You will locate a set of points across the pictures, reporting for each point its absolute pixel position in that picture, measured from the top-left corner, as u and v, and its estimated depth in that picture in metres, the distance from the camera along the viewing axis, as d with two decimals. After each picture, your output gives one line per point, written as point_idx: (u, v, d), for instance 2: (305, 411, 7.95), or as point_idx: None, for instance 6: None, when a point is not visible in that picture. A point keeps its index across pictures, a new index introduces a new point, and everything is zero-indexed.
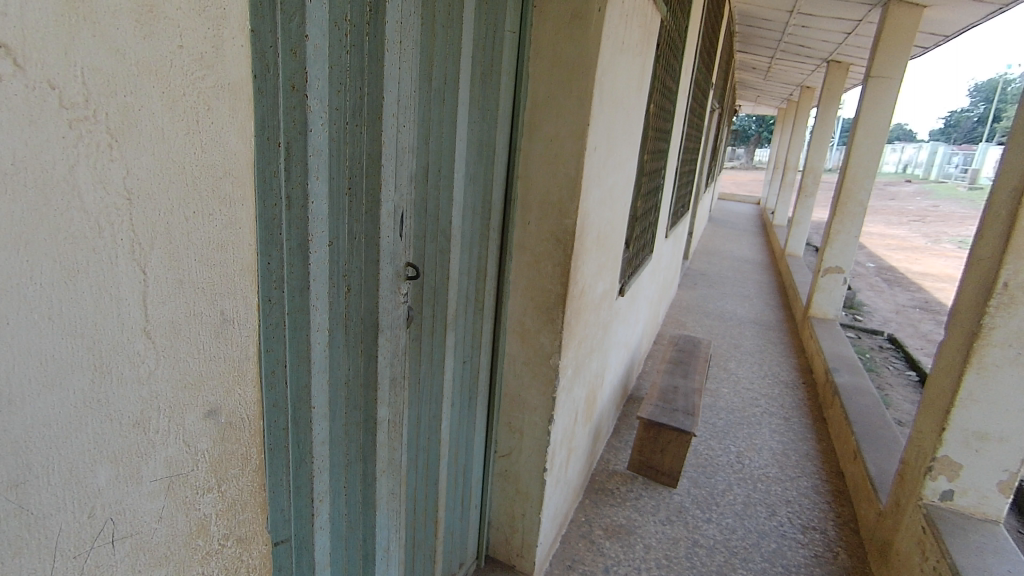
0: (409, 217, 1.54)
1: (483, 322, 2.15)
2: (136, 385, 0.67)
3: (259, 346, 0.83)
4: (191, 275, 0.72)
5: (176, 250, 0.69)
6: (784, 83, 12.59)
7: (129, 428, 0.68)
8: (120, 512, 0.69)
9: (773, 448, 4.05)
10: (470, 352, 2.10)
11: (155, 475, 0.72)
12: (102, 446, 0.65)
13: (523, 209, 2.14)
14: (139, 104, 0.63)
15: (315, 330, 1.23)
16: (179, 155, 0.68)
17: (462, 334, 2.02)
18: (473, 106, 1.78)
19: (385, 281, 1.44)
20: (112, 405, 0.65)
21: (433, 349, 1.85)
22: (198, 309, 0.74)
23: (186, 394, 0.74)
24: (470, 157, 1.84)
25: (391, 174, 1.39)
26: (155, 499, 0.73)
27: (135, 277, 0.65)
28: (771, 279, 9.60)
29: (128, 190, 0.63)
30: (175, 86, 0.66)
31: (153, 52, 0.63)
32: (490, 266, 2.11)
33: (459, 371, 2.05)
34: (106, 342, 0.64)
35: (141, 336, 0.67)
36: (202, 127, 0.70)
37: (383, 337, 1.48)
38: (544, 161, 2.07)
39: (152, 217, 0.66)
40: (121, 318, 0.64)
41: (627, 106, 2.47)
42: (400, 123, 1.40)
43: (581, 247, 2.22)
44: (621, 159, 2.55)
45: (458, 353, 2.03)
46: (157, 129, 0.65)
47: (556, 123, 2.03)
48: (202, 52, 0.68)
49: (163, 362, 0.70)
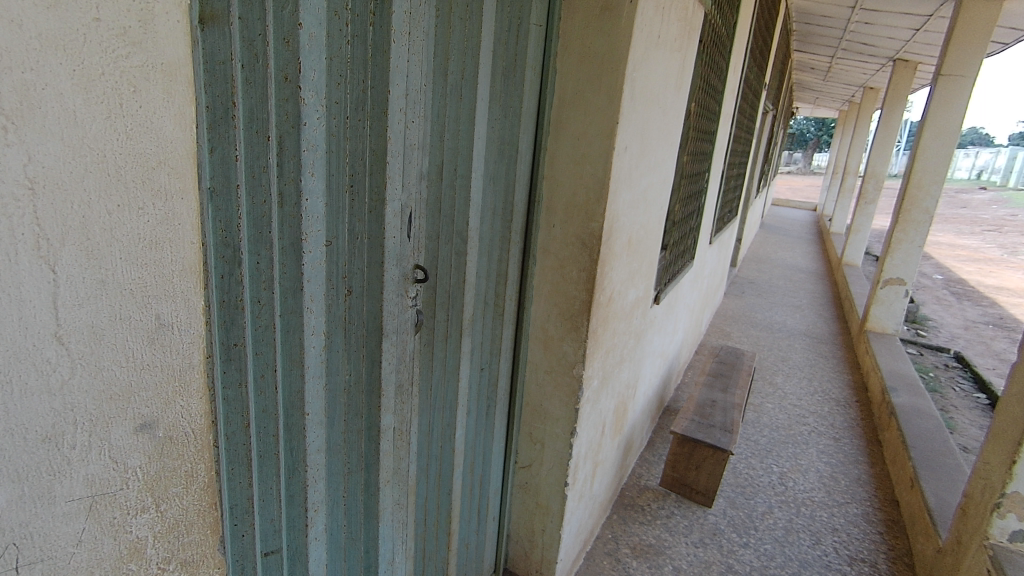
0: (419, 217, 1.48)
1: (504, 328, 2.07)
2: (46, 396, 0.65)
3: (204, 355, 0.82)
4: (116, 274, 0.69)
5: (96, 247, 0.67)
6: (846, 83, 11.98)
7: (38, 443, 0.65)
8: (27, 535, 0.66)
9: (820, 471, 3.79)
10: (489, 358, 2.03)
11: (73, 494, 0.69)
12: (4, 465, 0.62)
13: (548, 211, 2.05)
14: (42, 82, 0.60)
15: (310, 334, 1.18)
16: (99, 142, 0.65)
17: (481, 339, 1.95)
18: (493, 103, 1.71)
19: (391, 284, 1.38)
20: (15, 418, 0.62)
21: (448, 355, 1.79)
22: (127, 313, 0.71)
23: (112, 405, 0.72)
24: (491, 155, 1.76)
25: (399, 171, 1.33)
26: (73, 521, 0.70)
27: (42, 276, 0.63)
28: (827, 289, 9.11)
29: (30, 178, 0.60)
30: (90, 64, 0.63)
31: (60, 26, 0.60)
32: (513, 270, 2.02)
33: (476, 377, 1.98)
34: (4, 346, 0.61)
35: (51, 342, 0.64)
36: (128, 111, 0.67)
37: (389, 342, 1.42)
38: (572, 160, 1.97)
39: (63, 211, 0.63)
40: (27, 323, 0.62)
41: (663, 105, 2.34)
42: (411, 119, 1.34)
43: (610, 252, 2.11)
44: (656, 160, 2.42)
45: (476, 359, 1.95)
46: (68, 112, 0.62)
47: (584, 121, 1.92)
48: (127, 26, 0.66)
49: (81, 369, 0.67)
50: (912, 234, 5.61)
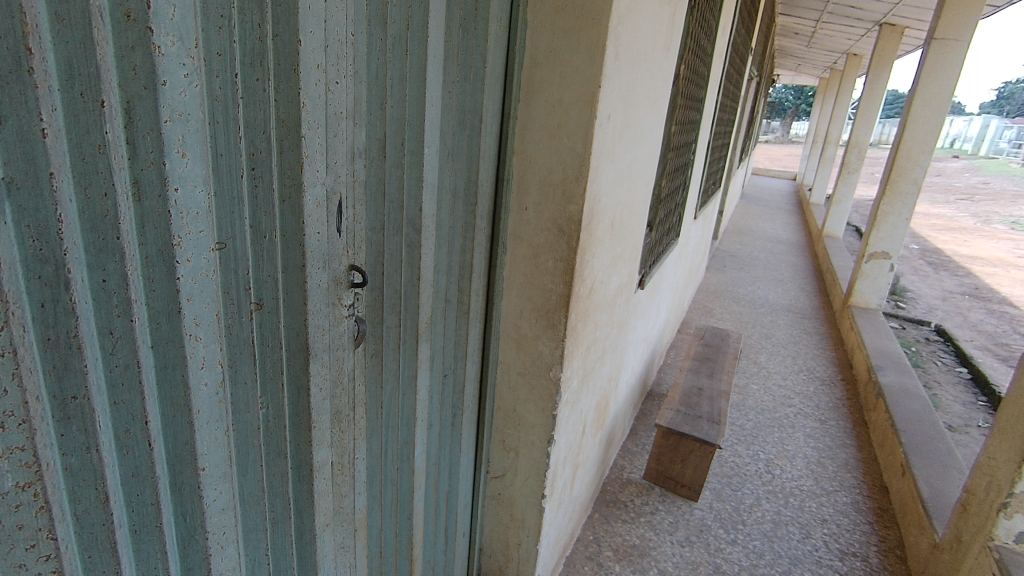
0: (354, 205, 1.18)
1: (470, 327, 1.80)
2: None
3: None
4: None
5: None
6: (829, 50, 11.69)
7: None
8: None
9: (808, 456, 3.65)
10: (453, 363, 1.77)
11: None
12: None
13: (519, 191, 1.76)
14: None
15: (200, 368, 0.89)
16: None
17: (442, 342, 1.68)
18: (448, 63, 1.40)
19: (317, 292, 1.09)
20: None
21: (400, 364, 1.52)
22: None
23: None
24: (447, 125, 1.46)
25: (323, 147, 1.03)
26: None
27: None
28: (808, 262, 9.01)
29: None
30: None
31: None
32: (478, 261, 1.75)
33: (437, 386, 1.72)
34: None
35: None
36: None
37: (318, 363, 1.14)
38: (546, 131, 1.68)
39: None
40: None
41: (650, 66, 2.04)
42: (338, 79, 1.04)
43: (591, 238, 1.84)
44: (642, 130, 2.13)
45: (437, 366, 1.69)
46: None
47: (560, 84, 1.62)
48: None
49: None
50: (899, 206, 5.45)
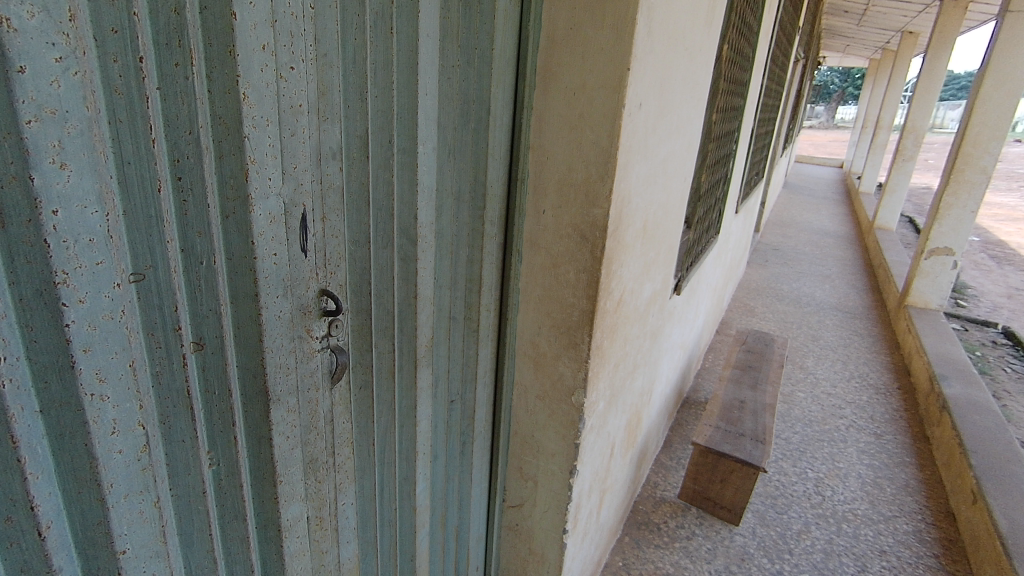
0: (328, 217, 0.98)
1: (480, 347, 1.59)
2: None
3: None
4: None
5: None
6: (882, 29, 10.94)
7: None
8: None
9: (862, 476, 3.32)
10: (460, 388, 1.56)
11: None
12: None
13: (536, 193, 1.54)
14: None
15: (111, 431, 0.70)
16: None
17: (446, 366, 1.48)
18: (445, 45, 1.19)
19: (277, 326, 0.90)
20: None
21: (396, 394, 1.32)
22: None
23: None
24: (447, 118, 1.24)
25: (279, 149, 0.83)
26: None
27: None
28: (858, 256, 8.47)
29: None
30: None
31: None
32: (488, 273, 1.53)
33: (443, 413, 1.52)
34: None
35: None
36: None
37: (282, 408, 0.95)
38: (566, 122, 1.44)
39: None
40: None
41: (689, 46, 1.78)
42: (297, 64, 0.83)
43: (618, 244, 1.60)
44: (679, 120, 1.88)
45: (440, 392, 1.49)
46: None
47: (582, 68, 1.39)
48: None
49: None
50: (965, 197, 4.99)
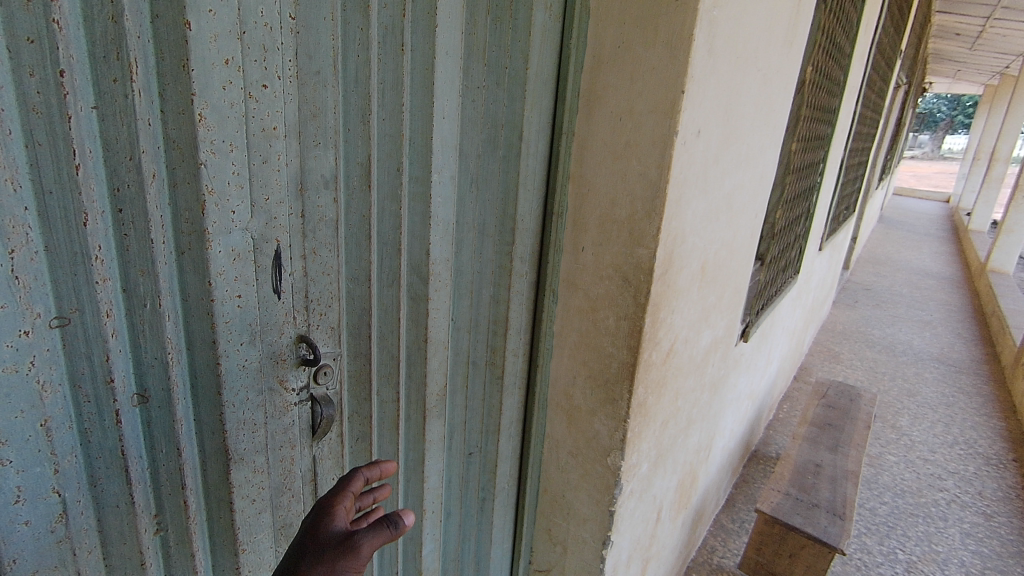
0: (315, 253, 0.87)
1: (504, 396, 1.43)
2: None
3: None
4: None
5: None
6: (1001, 52, 9.92)
7: None
8: None
9: (967, 565, 2.82)
10: (479, 440, 1.41)
11: None
12: None
13: (574, 228, 1.37)
14: None
15: (15, 499, 0.60)
16: None
17: (463, 417, 1.33)
18: (469, 64, 1.06)
19: (240, 376, 0.79)
20: None
21: (400, 447, 1.19)
22: None
23: None
24: (469, 144, 1.12)
25: (246, 178, 0.72)
26: None
27: None
28: (966, 301, 7.57)
29: None
30: None
31: None
32: (516, 315, 1.38)
33: (458, 467, 1.37)
34: None
35: None
36: None
37: (246, 467, 0.84)
38: (610, 151, 1.27)
39: None
40: None
41: (762, 65, 1.57)
42: (272, 82, 0.73)
43: (668, 289, 1.40)
44: (747, 150, 1.66)
45: (455, 444, 1.34)
46: None
47: (630, 91, 1.22)
48: None
49: None
50: None
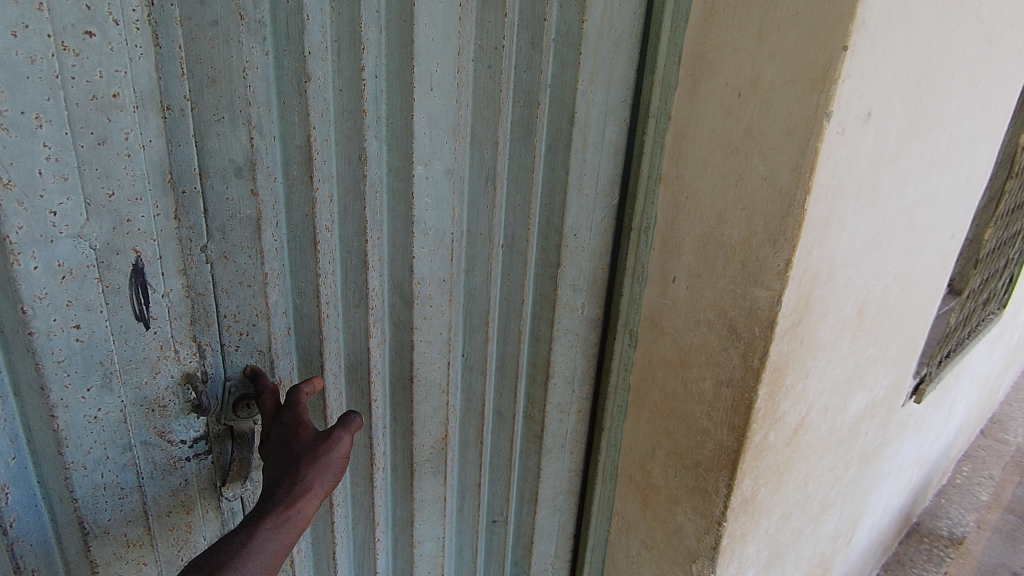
0: (222, 261, 0.69)
1: (545, 460, 1.15)
2: None
3: None
4: None
5: None
6: None
7: None
8: None
9: None
10: (505, 508, 1.17)
11: None
12: None
13: (663, 250, 0.99)
14: None
15: None
16: None
17: (479, 477, 1.10)
18: (482, 15, 0.80)
19: (89, 422, 0.63)
20: None
21: (381, 506, 1.00)
22: None
23: None
24: (482, 128, 0.86)
25: (71, 163, 0.55)
26: None
27: None
28: None
29: None
30: None
31: None
32: (563, 361, 1.07)
33: (465, 523, 1.14)
34: None
35: None
36: None
37: (114, 532, 0.69)
38: (720, 141, 0.87)
39: None
40: None
41: (988, 15, 1.03)
42: (105, 29, 0.54)
43: (800, 346, 0.95)
44: (948, 143, 1.13)
45: (466, 506, 1.12)
46: None
47: (753, 54, 0.81)
48: None
49: None
50: None
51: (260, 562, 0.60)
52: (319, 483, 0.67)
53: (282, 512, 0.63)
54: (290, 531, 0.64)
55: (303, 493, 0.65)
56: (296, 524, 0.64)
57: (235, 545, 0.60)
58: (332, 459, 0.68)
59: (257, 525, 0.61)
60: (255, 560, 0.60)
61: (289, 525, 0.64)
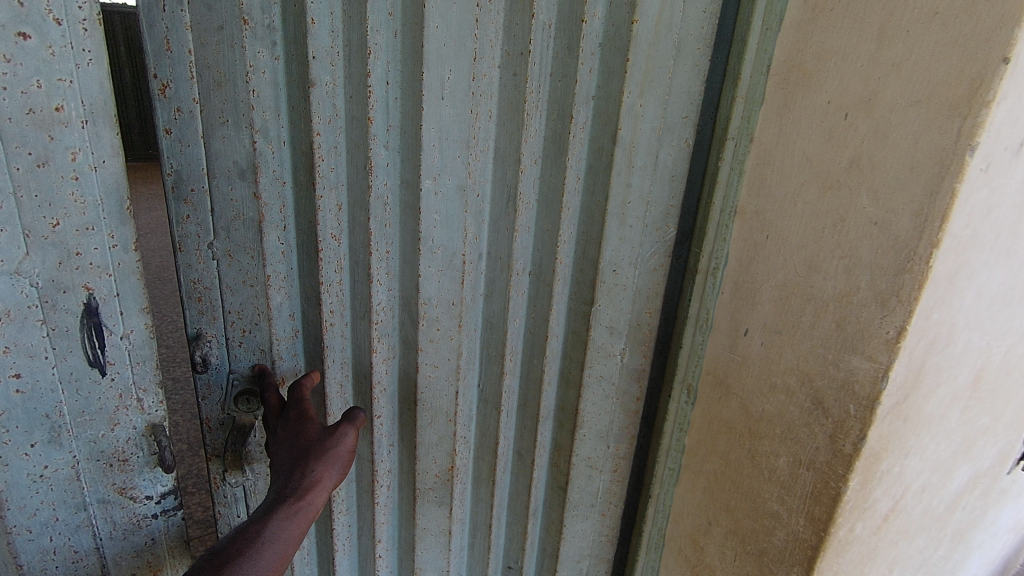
0: (227, 258, 0.71)
1: (569, 515, 1.04)
2: None
3: None
4: None
5: None
6: None
7: None
8: None
9: None
10: (521, 558, 1.07)
11: None
12: None
13: (735, 296, 0.84)
14: None
15: None
16: None
17: (491, 517, 1.02)
18: (510, 17, 0.74)
19: (30, 476, 0.57)
20: None
21: (383, 532, 0.96)
22: None
23: None
24: (506, 142, 0.81)
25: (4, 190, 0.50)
26: None
27: None
28: None
29: None
30: None
31: None
32: (594, 413, 0.97)
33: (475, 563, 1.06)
34: None
35: None
36: None
37: None
38: (817, 172, 0.71)
39: None
40: None
41: None
42: (44, 31, 0.49)
43: (901, 428, 0.77)
44: None
45: (476, 545, 1.05)
46: None
47: (860, 64, 0.65)
48: None
49: None
50: None
51: (274, 551, 0.61)
52: (328, 475, 0.68)
53: (293, 504, 0.65)
54: (300, 522, 0.65)
55: (313, 485, 0.66)
56: (306, 515, 0.65)
57: (248, 536, 0.60)
58: (340, 453, 0.70)
59: (269, 516, 0.63)
60: (269, 549, 0.61)
61: (300, 516, 0.65)
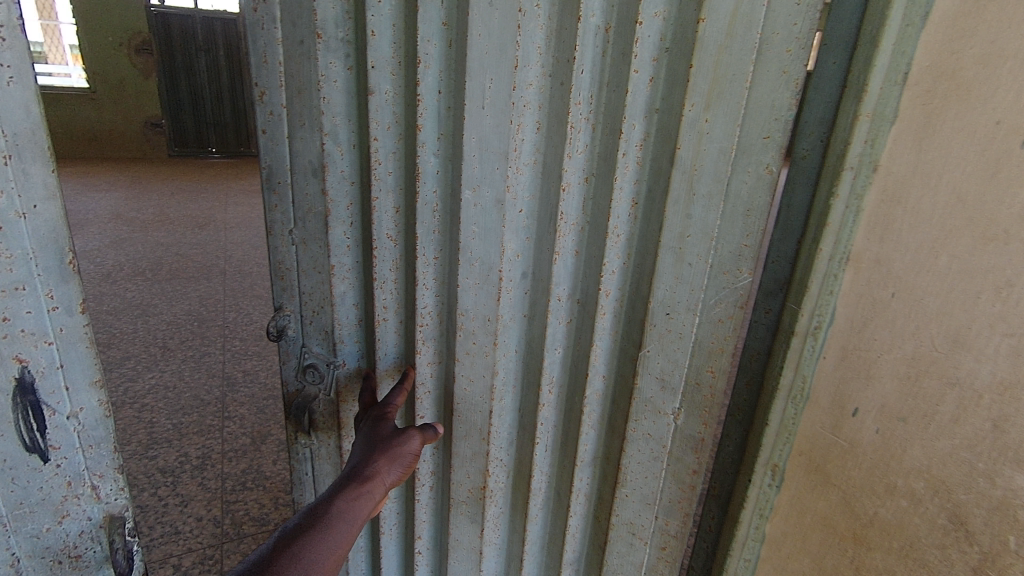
0: (302, 245, 0.75)
1: None
2: None
3: None
4: None
5: None
6: None
7: None
8: None
9: None
10: None
11: None
12: None
13: (845, 365, 0.65)
14: None
15: None
16: None
17: (524, 552, 0.90)
18: (561, 21, 0.63)
19: None
20: None
21: (423, 532, 0.91)
22: None
23: None
24: (552, 156, 0.69)
25: None
26: None
27: None
28: None
29: None
30: None
31: None
32: (639, 474, 0.79)
33: None
34: None
35: None
36: None
37: None
38: (978, 214, 0.55)
39: None
40: None
41: None
42: None
43: None
44: None
45: None
46: None
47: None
48: None
49: None
50: None
51: (340, 530, 0.66)
52: (390, 464, 0.71)
53: (356, 489, 0.68)
54: (365, 505, 0.69)
55: (374, 474, 0.69)
56: (369, 499, 0.69)
57: (316, 514, 0.66)
58: (403, 452, 0.72)
59: (335, 498, 0.67)
60: (334, 528, 0.66)
61: (364, 501, 0.69)
